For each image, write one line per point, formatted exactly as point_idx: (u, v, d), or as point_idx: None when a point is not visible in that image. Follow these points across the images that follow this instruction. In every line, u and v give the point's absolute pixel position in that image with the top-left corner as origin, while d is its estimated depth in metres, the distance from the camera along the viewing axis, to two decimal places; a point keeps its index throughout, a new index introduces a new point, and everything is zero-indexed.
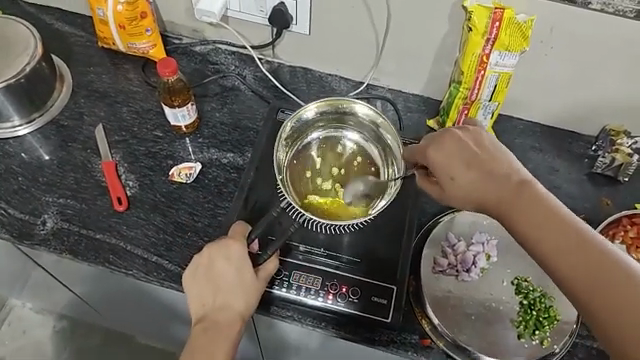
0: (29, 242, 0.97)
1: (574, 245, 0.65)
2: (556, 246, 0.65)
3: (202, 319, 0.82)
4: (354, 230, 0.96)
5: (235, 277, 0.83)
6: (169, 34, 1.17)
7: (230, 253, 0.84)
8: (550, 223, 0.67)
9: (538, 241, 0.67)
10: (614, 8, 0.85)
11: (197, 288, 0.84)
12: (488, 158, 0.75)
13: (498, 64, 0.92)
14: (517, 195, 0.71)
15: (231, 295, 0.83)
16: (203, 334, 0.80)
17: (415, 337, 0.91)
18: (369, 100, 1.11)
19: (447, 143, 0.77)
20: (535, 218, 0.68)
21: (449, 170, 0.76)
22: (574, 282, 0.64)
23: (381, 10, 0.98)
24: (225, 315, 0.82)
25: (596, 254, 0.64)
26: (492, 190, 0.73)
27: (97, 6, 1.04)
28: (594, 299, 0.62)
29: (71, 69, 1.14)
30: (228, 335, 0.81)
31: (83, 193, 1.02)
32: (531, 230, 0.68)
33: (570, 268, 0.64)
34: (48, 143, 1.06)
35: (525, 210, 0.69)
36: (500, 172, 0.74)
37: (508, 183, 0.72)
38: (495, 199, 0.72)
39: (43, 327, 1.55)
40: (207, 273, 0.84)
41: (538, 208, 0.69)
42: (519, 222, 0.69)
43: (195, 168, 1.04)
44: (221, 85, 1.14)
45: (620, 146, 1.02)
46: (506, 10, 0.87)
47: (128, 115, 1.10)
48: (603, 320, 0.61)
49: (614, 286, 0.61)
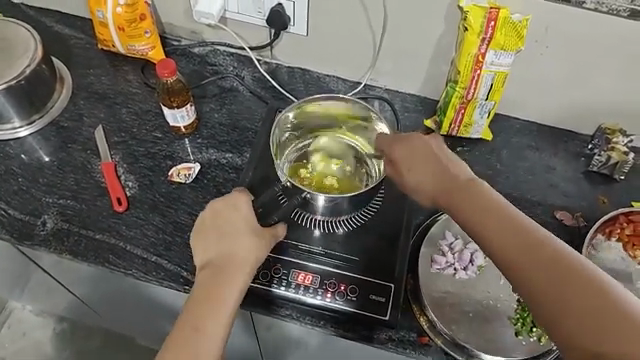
0: (29, 243, 0.97)
1: (521, 236, 0.66)
2: (505, 236, 0.67)
3: (208, 267, 0.79)
4: (351, 228, 0.97)
5: (242, 224, 0.83)
6: (168, 36, 1.18)
7: (237, 203, 0.84)
8: (499, 215, 0.69)
9: (486, 232, 0.68)
10: (608, 7, 0.86)
11: (202, 240, 0.82)
12: (446, 157, 0.80)
13: (494, 64, 0.93)
14: (468, 190, 0.74)
15: (238, 242, 0.81)
16: (211, 278, 0.77)
17: (414, 334, 0.91)
18: (366, 100, 1.12)
19: (410, 143, 0.83)
20: (485, 211, 0.70)
21: (409, 167, 0.81)
22: (522, 271, 0.64)
23: (378, 11, 0.99)
24: (234, 259, 0.79)
25: (542, 245, 0.65)
26: (445, 184, 0.77)
27: (97, 8, 1.05)
28: (536, 282, 0.63)
29: (70, 71, 1.14)
30: (236, 280, 0.77)
31: (83, 194, 1.02)
32: (479, 222, 0.70)
33: (516, 259, 0.65)
34: (48, 144, 1.07)
35: (475, 204, 0.72)
36: (456, 169, 0.78)
37: (460, 178, 0.76)
38: (447, 192, 0.76)
39: (43, 329, 1.55)
40: (212, 224, 0.83)
41: (486, 203, 0.71)
42: (469, 215, 0.71)
43: (194, 168, 1.05)
44: (220, 86, 1.14)
45: (616, 144, 1.03)
46: (501, 10, 0.88)
47: (127, 117, 1.11)
48: (551, 309, 0.62)
49: (561, 275, 0.62)
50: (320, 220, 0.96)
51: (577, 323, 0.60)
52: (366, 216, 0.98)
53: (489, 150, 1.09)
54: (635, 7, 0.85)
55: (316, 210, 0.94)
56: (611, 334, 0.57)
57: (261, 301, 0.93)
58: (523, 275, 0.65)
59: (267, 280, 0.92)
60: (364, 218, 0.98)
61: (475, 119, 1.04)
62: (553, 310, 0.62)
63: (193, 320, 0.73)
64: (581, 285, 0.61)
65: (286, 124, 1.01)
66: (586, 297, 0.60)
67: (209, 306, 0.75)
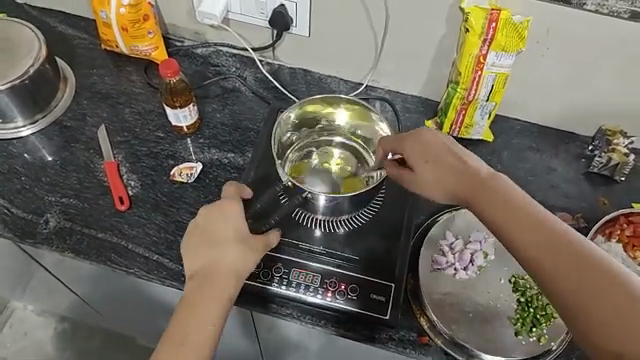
0: (31, 241, 0.98)
1: (545, 235, 0.67)
2: (527, 235, 0.67)
3: (194, 278, 0.79)
4: (352, 228, 0.98)
5: (230, 233, 0.82)
6: (171, 37, 1.18)
7: (226, 212, 0.83)
8: (520, 213, 0.69)
9: (509, 231, 0.69)
10: (608, 9, 0.87)
11: (190, 249, 0.82)
12: (463, 153, 0.79)
13: (495, 65, 0.94)
14: (488, 187, 0.73)
15: (225, 253, 0.80)
16: (196, 291, 0.77)
17: (414, 334, 0.91)
18: (368, 100, 1.13)
19: (425, 138, 0.81)
20: (506, 208, 0.70)
21: (425, 161, 0.79)
22: (546, 271, 0.65)
23: (379, 12, 0.99)
24: (220, 272, 0.79)
25: (565, 244, 0.65)
26: (464, 181, 0.76)
27: (101, 9, 1.06)
28: (562, 281, 0.64)
29: (74, 71, 1.15)
30: (221, 295, 0.77)
31: (85, 193, 1.03)
32: (501, 220, 0.70)
33: (538, 258, 0.66)
34: (51, 144, 1.08)
35: (496, 201, 0.71)
36: (474, 166, 0.77)
37: (479, 175, 0.75)
38: (467, 189, 0.75)
39: (44, 328, 1.55)
40: (201, 232, 0.82)
41: (507, 200, 0.71)
42: (490, 212, 0.71)
43: (196, 168, 1.05)
44: (222, 86, 1.15)
45: (616, 146, 1.03)
46: (502, 11, 0.88)
47: (130, 116, 1.11)
48: (576, 309, 0.63)
49: (584, 274, 0.63)
50: (321, 220, 0.96)
51: (603, 323, 0.61)
52: (366, 215, 0.98)
53: (490, 151, 1.09)
54: (635, 8, 0.85)
55: (317, 210, 0.94)
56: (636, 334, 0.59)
57: (261, 300, 0.93)
58: (546, 273, 0.65)
59: (268, 279, 0.93)
60: (365, 217, 0.98)
61: (475, 120, 1.04)
62: (576, 308, 0.63)
63: (177, 335, 0.74)
64: (605, 285, 0.62)
65: (287, 125, 1.02)
66: (610, 297, 0.61)
67: (193, 321, 0.75)
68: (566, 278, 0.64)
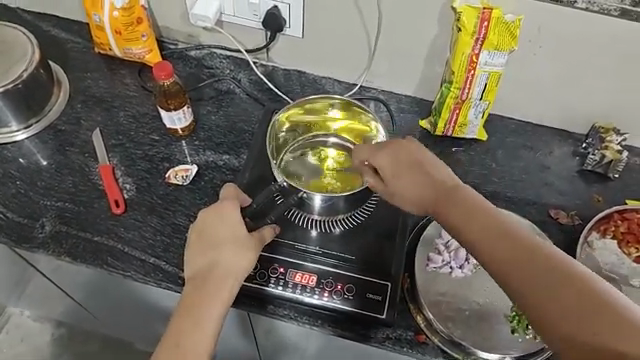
0: (27, 246, 0.97)
1: (504, 238, 0.67)
2: (487, 240, 0.68)
3: (192, 280, 0.79)
4: (348, 227, 0.98)
5: (228, 234, 0.82)
6: (165, 40, 1.19)
7: (224, 213, 0.83)
8: (481, 219, 0.70)
9: (471, 237, 0.70)
10: (599, 7, 0.87)
11: (189, 251, 0.82)
12: (426, 160, 0.79)
13: (487, 64, 0.94)
14: (452, 195, 0.74)
15: (222, 254, 0.80)
16: (194, 293, 0.78)
17: (411, 333, 0.92)
18: (362, 101, 1.13)
19: (394, 147, 0.82)
20: (468, 214, 0.71)
21: (393, 174, 0.81)
22: (507, 274, 0.65)
23: (372, 13, 1.00)
24: (216, 273, 0.79)
25: (524, 246, 0.66)
26: (428, 191, 0.77)
27: (93, 12, 1.06)
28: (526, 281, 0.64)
29: (68, 75, 1.15)
30: (219, 295, 0.77)
31: (81, 197, 1.03)
32: (463, 226, 0.71)
33: (499, 262, 0.66)
34: (46, 148, 1.08)
35: (463, 208, 0.72)
36: (438, 174, 0.78)
37: (442, 184, 0.76)
38: (431, 199, 0.76)
39: (40, 334, 1.55)
40: (199, 235, 0.83)
41: (469, 207, 0.72)
42: (452, 220, 0.72)
43: (191, 170, 1.05)
44: (217, 88, 1.15)
45: (610, 143, 1.04)
46: (494, 10, 0.89)
47: (125, 120, 1.11)
48: (539, 310, 0.62)
49: (543, 275, 0.63)
50: (317, 220, 0.97)
51: (565, 321, 0.60)
52: (362, 215, 0.99)
53: (485, 150, 1.10)
54: (625, 6, 0.86)
55: (313, 210, 0.94)
56: (597, 329, 0.59)
57: (258, 301, 0.94)
58: (508, 277, 0.65)
59: (264, 280, 0.93)
60: (361, 217, 0.99)
61: (469, 119, 1.05)
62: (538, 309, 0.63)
63: (175, 337, 0.74)
64: (563, 284, 0.62)
65: (281, 125, 1.03)
66: (570, 295, 0.61)
67: (190, 322, 0.75)
68: (530, 281, 0.64)
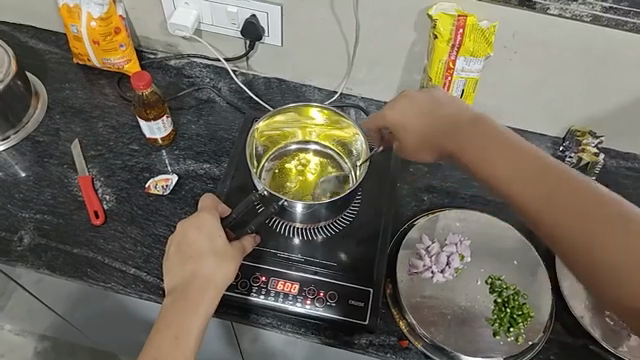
0: (5, 259, 0.96)
1: (540, 178, 0.71)
2: (525, 182, 0.71)
3: (172, 293, 0.79)
4: (330, 234, 0.98)
5: (206, 245, 0.81)
6: (144, 49, 1.18)
7: (201, 223, 0.83)
8: (517, 161, 0.74)
9: (509, 181, 0.73)
10: (571, 13, 0.88)
11: (170, 265, 0.83)
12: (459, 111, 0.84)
13: (464, 70, 0.95)
14: (476, 137, 0.80)
15: (201, 265, 0.80)
16: (172, 307, 0.77)
17: (394, 338, 0.92)
18: (342, 108, 1.14)
19: (414, 98, 0.89)
20: (504, 155, 0.75)
21: (412, 122, 0.90)
22: (546, 212, 0.68)
23: (350, 21, 1.00)
24: (195, 284, 0.79)
25: (559, 183, 0.69)
26: (456, 135, 0.83)
27: (71, 23, 1.05)
28: (546, 209, 0.69)
29: (46, 86, 1.14)
30: (198, 307, 0.77)
31: (59, 208, 1.02)
32: (494, 168, 0.76)
33: (538, 200, 0.69)
34: (24, 160, 1.07)
35: (480, 148, 0.79)
36: (461, 112, 0.85)
37: (470, 128, 0.82)
38: (448, 142, 0.84)
39: (23, 347, 1.52)
40: (178, 247, 0.83)
41: (504, 151, 0.76)
42: (485, 163, 0.77)
43: (172, 180, 1.05)
44: (197, 97, 1.15)
45: (586, 146, 1.05)
46: (469, 17, 0.90)
47: (104, 131, 1.10)
48: (566, 238, 0.66)
49: (575, 208, 0.67)
50: (299, 227, 0.97)
51: (610, 263, 0.63)
52: (345, 221, 0.99)
53: None
54: (596, 12, 0.87)
55: (294, 218, 0.94)
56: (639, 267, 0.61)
57: (241, 310, 0.93)
58: (546, 215, 0.68)
59: (246, 289, 0.92)
60: (343, 224, 0.99)
61: None
62: (578, 247, 0.65)
63: (153, 352, 0.74)
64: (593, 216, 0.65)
65: (260, 134, 1.02)
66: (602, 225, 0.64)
67: (170, 336, 0.75)
68: (553, 209, 0.68)
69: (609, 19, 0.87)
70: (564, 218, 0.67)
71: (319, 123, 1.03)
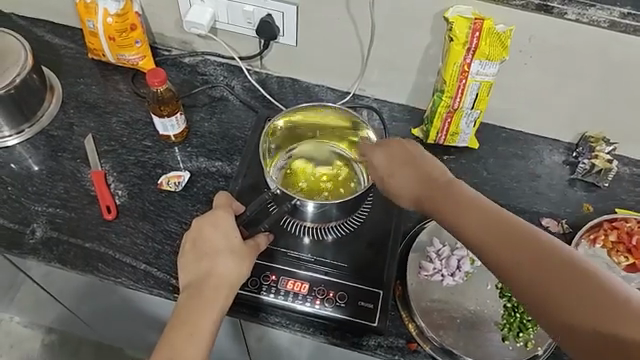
0: (17, 251, 0.97)
1: (502, 228, 0.69)
2: (489, 232, 0.69)
3: (186, 290, 0.79)
4: (341, 235, 0.98)
5: (222, 243, 0.82)
6: (159, 46, 1.19)
7: (218, 221, 0.83)
8: (479, 211, 0.72)
9: (473, 231, 0.71)
10: (588, 18, 0.88)
11: (184, 262, 0.83)
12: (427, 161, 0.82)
13: (479, 73, 0.95)
14: (444, 186, 0.77)
15: (216, 263, 0.80)
16: (188, 304, 0.77)
17: (402, 341, 0.92)
18: (355, 109, 1.14)
19: (393, 150, 0.86)
20: (463, 206, 0.73)
21: (391, 173, 0.85)
22: (511, 263, 0.66)
23: (365, 22, 1.00)
24: (210, 282, 0.79)
25: (522, 233, 0.68)
26: (429, 187, 0.79)
27: (87, 18, 1.05)
28: (512, 262, 0.66)
29: (61, 80, 1.15)
30: (213, 305, 0.78)
31: (72, 202, 1.02)
32: (458, 217, 0.73)
33: (502, 252, 0.67)
34: (38, 153, 1.07)
35: (445, 196, 0.76)
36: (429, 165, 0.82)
37: (442, 181, 0.78)
38: (420, 190, 0.80)
39: (32, 340, 1.53)
40: (193, 244, 0.83)
41: (466, 200, 0.74)
42: (448, 213, 0.74)
43: (184, 177, 1.05)
44: (210, 95, 1.15)
45: (599, 152, 1.06)
46: (485, 20, 0.90)
47: (117, 126, 1.11)
48: (531, 293, 0.65)
49: (540, 263, 0.65)
50: (309, 227, 0.96)
51: (577, 313, 0.61)
52: (356, 222, 0.99)
53: (476, 158, 1.11)
54: (614, 18, 0.86)
55: (305, 217, 0.94)
56: (603, 316, 0.60)
57: (250, 308, 0.93)
58: (513, 267, 0.66)
59: (256, 288, 0.92)
60: (354, 225, 0.99)
61: (461, 128, 1.06)
62: (545, 299, 0.64)
63: (169, 348, 0.74)
64: (558, 269, 0.64)
65: (274, 132, 1.02)
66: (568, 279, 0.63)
67: (184, 333, 0.75)
68: (518, 264, 0.66)
69: (628, 25, 0.87)
70: (531, 270, 0.65)
71: (333, 123, 1.04)
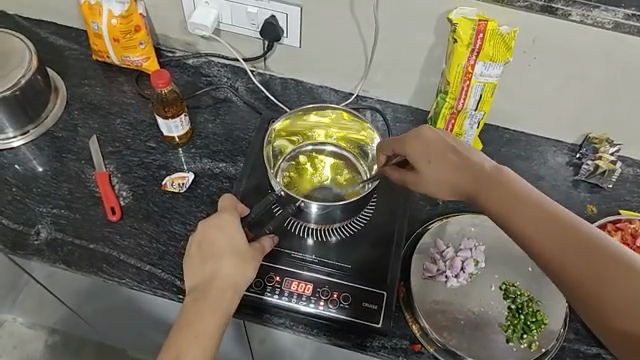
0: (22, 252, 0.97)
1: (551, 224, 0.67)
2: (536, 227, 0.68)
3: (192, 292, 0.80)
4: (344, 236, 0.98)
5: (227, 245, 0.82)
6: (163, 48, 1.19)
7: (223, 223, 0.84)
8: (527, 204, 0.70)
9: (519, 224, 0.69)
10: (593, 20, 0.88)
11: (189, 264, 0.83)
12: (466, 152, 0.79)
13: (483, 75, 0.95)
14: (487, 180, 0.74)
15: (221, 266, 0.80)
16: (193, 305, 0.78)
17: (406, 342, 0.92)
18: (358, 110, 1.14)
19: (426, 137, 0.81)
20: (507, 201, 0.71)
21: (427, 160, 0.80)
22: (558, 261, 0.65)
23: (369, 24, 1.00)
24: (215, 284, 0.79)
25: (572, 229, 0.66)
26: (472, 181, 0.76)
27: (92, 20, 1.06)
28: (560, 259, 0.65)
29: (65, 82, 1.15)
30: (218, 307, 0.78)
31: (76, 204, 1.03)
32: (505, 210, 0.71)
33: (553, 250, 0.66)
34: (42, 155, 1.08)
35: (490, 190, 0.73)
36: (470, 156, 0.78)
37: (484, 173, 0.75)
38: (466, 183, 0.76)
39: (35, 341, 1.48)
40: (199, 246, 0.83)
41: (513, 194, 0.71)
42: (494, 206, 0.72)
43: (188, 178, 1.06)
44: (214, 96, 1.16)
45: (603, 154, 1.07)
46: (489, 22, 0.90)
47: (121, 128, 1.11)
48: (580, 291, 0.64)
49: (590, 263, 0.64)
50: (313, 228, 0.97)
51: (625, 314, 0.61)
52: (360, 223, 0.99)
53: None
54: (618, 19, 0.86)
55: (309, 219, 0.94)
56: None
57: (255, 309, 0.94)
58: (564, 266, 0.65)
59: (260, 289, 0.93)
60: (357, 226, 0.99)
61: (465, 129, 1.05)
62: (594, 298, 0.63)
63: (175, 349, 0.74)
64: (608, 269, 0.63)
65: (277, 134, 1.02)
66: (618, 282, 0.62)
67: (189, 336, 0.75)
68: (566, 261, 0.65)
69: (632, 26, 0.87)
70: (580, 269, 0.64)
71: (337, 125, 1.04)
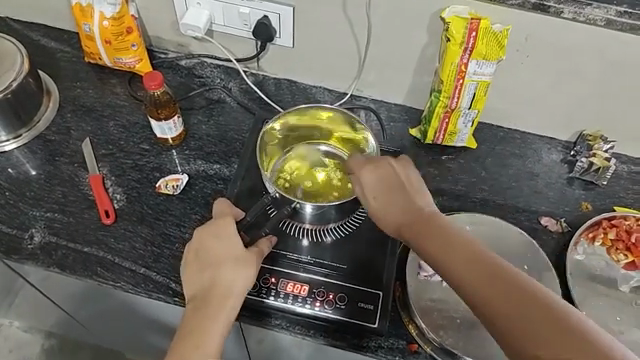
0: (16, 257, 0.97)
1: (477, 262, 0.66)
2: (464, 265, 0.67)
3: (193, 301, 0.80)
4: (339, 237, 0.98)
5: (225, 252, 0.82)
6: (155, 49, 1.19)
7: (219, 231, 0.84)
8: (456, 243, 0.69)
9: (448, 261, 0.68)
10: (585, 17, 0.87)
11: (188, 273, 0.83)
12: (410, 186, 0.78)
13: (476, 73, 0.95)
14: (423, 217, 0.74)
15: (220, 273, 0.80)
16: (193, 314, 0.78)
17: (403, 342, 0.92)
18: (352, 110, 1.14)
19: (374, 168, 0.81)
20: (437, 239, 0.71)
21: (373, 192, 0.79)
22: (483, 297, 0.64)
23: (361, 23, 1.00)
24: (215, 292, 0.79)
25: (497, 268, 0.66)
26: (409, 216, 0.75)
27: (83, 22, 1.05)
28: (484, 294, 0.64)
29: (58, 84, 1.15)
30: (220, 315, 0.77)
31: (70, 207, 1.02)
32: (434, 246, 0.70)
33: (479, 287, 0.65)
34: (35, 158, 1.07)
35: (422, 226, 0.73)
36: (412, 191, 0.78)
37: (422, 210, 0.75)
38: (403, 218, 0.75)
39: (31, 345, 1.51)
40: (197, 255, 0.83)
41: (444, 233, 0.71)
42: (425, 241, 0.71)
43: (182, 180, 1.05)
44: (207, 97, 1.15)
45: (597, 151, 1.06)
46: (482, 20, 0.90)
47: (115, 130, 1.11)
48: (503, 327, 0.62)
49: (512, 300, 0.62)
50: (308, 229, 0.97)
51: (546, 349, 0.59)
52: (355, 223, 0.99)
53: (474, 157, 1.11)
54: (610, 16, 0.86)
55: (304, 219, 0.95)
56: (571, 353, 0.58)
57: (251, 311, 0.93)
58: (488, 301, 0.64)
59: (256, 290, 0.92)
60: (352, 227, 0.99)
61: (459, 128, 1.05)
62: (517, 334, 0.61)
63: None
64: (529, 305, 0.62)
65: (271, 136, 1.02)
66: (538, 317, 0.61)
67: (191, 346, 0.75)
68: (491, 298, 0.64)
69: (624, 24, 0.87)
70: (502, 305, 0.63)
71: (330, 126, 1.04)
